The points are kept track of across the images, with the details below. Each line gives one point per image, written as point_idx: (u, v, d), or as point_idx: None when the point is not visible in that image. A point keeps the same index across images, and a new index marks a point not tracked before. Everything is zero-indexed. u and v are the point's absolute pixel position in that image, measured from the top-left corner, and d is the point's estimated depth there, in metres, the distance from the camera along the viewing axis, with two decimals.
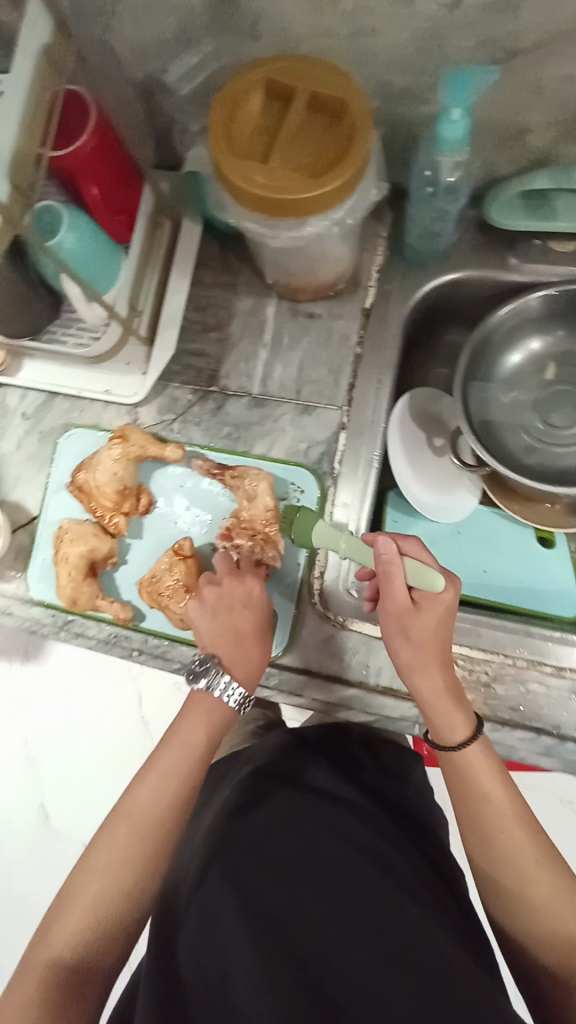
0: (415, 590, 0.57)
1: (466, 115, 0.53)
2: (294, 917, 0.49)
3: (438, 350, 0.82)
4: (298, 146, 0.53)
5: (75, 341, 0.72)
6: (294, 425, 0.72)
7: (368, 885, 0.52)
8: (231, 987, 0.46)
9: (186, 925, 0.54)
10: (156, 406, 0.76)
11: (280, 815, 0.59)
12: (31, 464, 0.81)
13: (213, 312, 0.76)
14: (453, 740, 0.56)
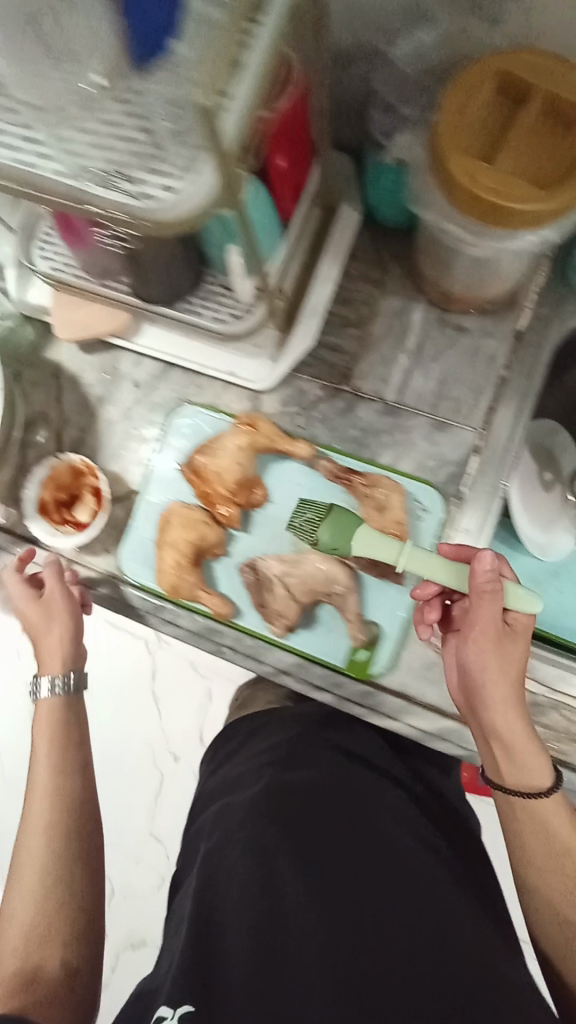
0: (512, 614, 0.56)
1: None
2: (349, 896, 0.54)
3: None
4: (527, 150, 0.49)
5: (212, 316, 0.69)
6: (426, 440, 0.69)
7: (418, 874, 0.57)
8: (279, 940, 0.52)
9: (230, 870, 0.58)
10: (281, 396, 0.73)
11: (325, 786, 0.64)
12: (136, 435, 0.77)
13: (354, 309, 0.72)
14: (533, 787, 0.54)
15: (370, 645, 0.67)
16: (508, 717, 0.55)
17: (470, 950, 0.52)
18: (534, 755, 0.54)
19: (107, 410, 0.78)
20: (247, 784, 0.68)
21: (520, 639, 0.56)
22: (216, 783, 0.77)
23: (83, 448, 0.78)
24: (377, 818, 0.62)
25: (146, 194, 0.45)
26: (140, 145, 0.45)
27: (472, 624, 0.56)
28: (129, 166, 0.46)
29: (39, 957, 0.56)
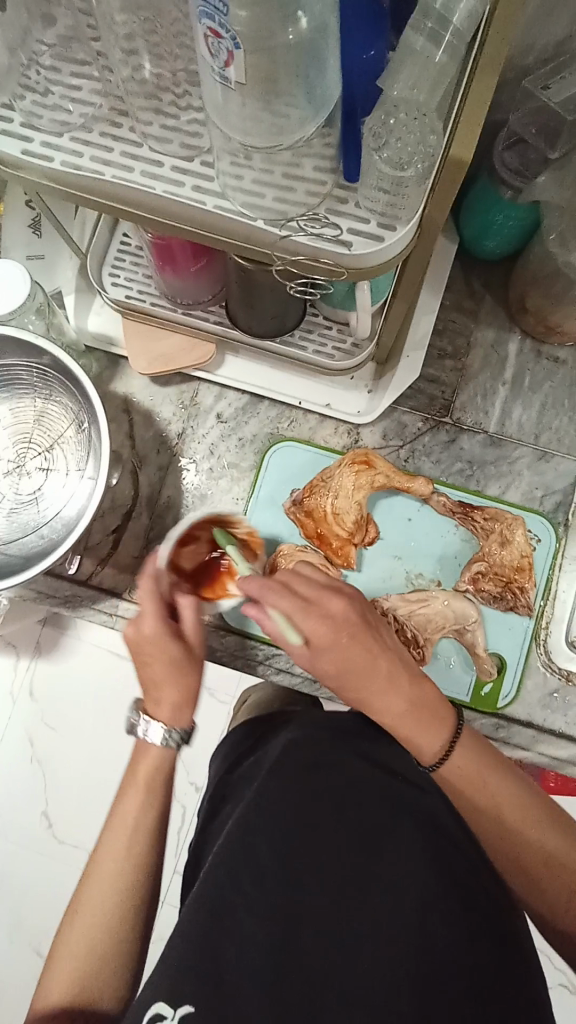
0: (371, 636, 0.46)
1: None
2: (382, 865, 0.43)
3: None
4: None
5: (317, 348, 0.65)
6: (531, 471, 0.70)
7: (428, 884, 0.43)
8: (285, 989, 0.39)
9: (248, 886, 0.42)
10: (382, 428, 0.71)
11: (375, 807, 0.45)
12: (224, 474, 0.72)
13: (451, 339, 0.72)
14: (435, 762, 0.47)
15: (495, 678, 0.67)
16: (398, 711, 0.46)
17: (491, 914, 0.45)
18: (439, 736, 0.47)
19: (189, 446, 0.73)
20: (267, 756, 0.51)
21: (350, 645, 0.45)
22: (231, 749, 0.59)
23: (165, 488, 0.72)
24: (412, 822, 0.46)
25: (341, 235, 0.41)
26: (331, 186, 0.42)
27: (321, 657, 0.45)
28: (315, 207, 0.42)
29: (75, 1013, 0.46)
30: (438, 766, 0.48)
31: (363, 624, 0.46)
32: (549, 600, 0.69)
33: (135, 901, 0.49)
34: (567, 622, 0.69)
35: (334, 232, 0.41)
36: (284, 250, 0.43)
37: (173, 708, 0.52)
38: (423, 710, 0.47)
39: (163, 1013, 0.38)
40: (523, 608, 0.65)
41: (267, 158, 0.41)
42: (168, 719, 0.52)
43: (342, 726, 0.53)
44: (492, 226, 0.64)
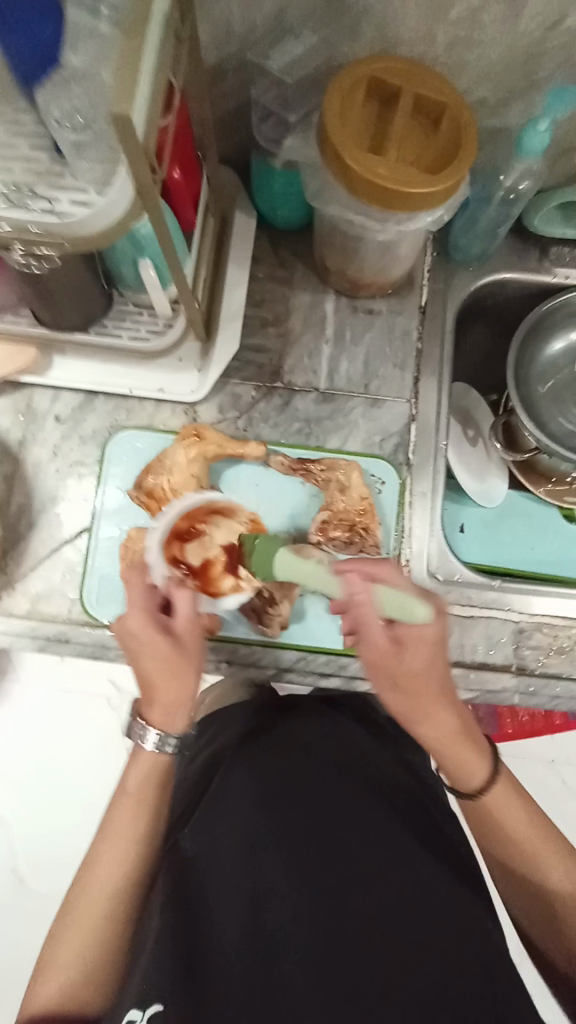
0: (422, 630, 0.52)
1: (549, 128, 0.58)
2: (358, 907, 0.48)
3: (463, 352, 0.88)
4: (410, 140, 0.54)
5: (132, 334, 0.67)
6: (366, 419, 0.73)
7: (388, 849, 0.52)
8: (264, 919, 0.47)
9: (220, 861, 0.52)
10: (218, 402, 0.73)
11: (318, 765, 0.58)
12: (71, 473, 0.72)
13: (270, 308, 0.74)
14: (481, 784, 0.56)
15: None
16: (448, 727, 0.55)
17: (442, 907, 0.49)
18: (479, 761, 0.56)
19: (30, 453, 0.72)
20: (225, 764, 0.62)
21: (438, 656, 0.53)
22: (199, 763, 0.67)
23: (13, 498, 0.72)
24: (357, 796, 0.56)
25: (56, 206, 0.43)
26: (46, 161, 0.43)
27: (408, 656, 0.53)
28: (29, 184, 0.43)
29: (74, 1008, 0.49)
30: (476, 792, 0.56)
31: (433, 609, 0.53)
32: (404, 538, 0.71)
33: (121, 909, 0.52)
34: (425, 555, 0.71)
35: (48, 205, 0.43)
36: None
37: (171, 714, 0.55)
38: (428, 688, 0.54)
39: (133, 1017, 0.42)
40: (372, 547, 0.68)
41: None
42: (176, 727, 0.56)
43: (295, 735, 0.62)
44: (276, 197, 0.68)
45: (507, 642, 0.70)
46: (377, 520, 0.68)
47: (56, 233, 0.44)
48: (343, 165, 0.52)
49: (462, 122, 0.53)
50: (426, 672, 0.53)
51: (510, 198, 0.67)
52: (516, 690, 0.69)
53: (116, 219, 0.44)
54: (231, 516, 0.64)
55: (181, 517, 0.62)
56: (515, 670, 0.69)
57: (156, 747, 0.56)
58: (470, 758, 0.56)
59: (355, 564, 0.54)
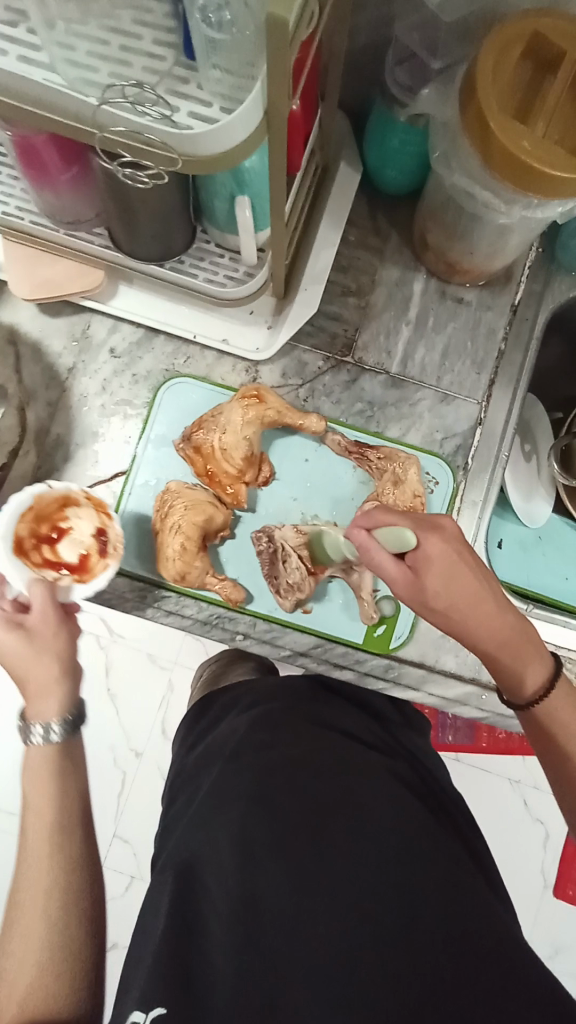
0: (429, 548, 0.48)
1: None
2: (360, 905, 0.40)
3: (539, 363, 0.83)
4: (562, 116, 0.49)
5: (208, 276, 0.63)
6: (432, 413, 0.69)
7: (402, 850, 0.43)
8: (258, 922, 0.41)
9: (208, 853, 0.45)
10: (282, 367, 0.69)
11: (308, 749, 0.50)
12: (117, 412, 0.69)
13: (355, 277, 0.70)
14: (527, 690, 0.50)
15: (388, 620, 0.66)
16: (488, 638, 0.49)
17: (469, 915, 0.41)
18: (527, 663, 0.50)
19: (79, 383, 0.69)
20: (222, 749, 0.54)
21: (454, 562, 0.48)
22: (194, 755, 0.61)
23: (54, 427, 0.69)
24: (362, 788, 0.47)
25: (175, 119, 0.39)
26: (171, 65, 0.40)
27: (427, 573, 0.48)
28: (151, 86, 0.39)
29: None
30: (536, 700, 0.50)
31: (427, 529, 0.49)
32: None
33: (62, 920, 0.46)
34: None
35: (167, 115, 0.39)
36: (104, 125, 0.39)
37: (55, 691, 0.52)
38: (467, 606, 0.49)
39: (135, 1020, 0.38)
40: None
41: (102, 27, 0.40)
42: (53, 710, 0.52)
43: (276, 710, 0.56)
44: (389, 155, 0.62)
45: None
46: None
47: (170, 150, 0.40)
48: (485, 131, 0.47)
49: None
50: (454, 579, 0.48)
51: None
52: None
53: (235, 147, 0.39)
54: (90, 509, 0.61)
55: (24, 521, 0.59)
56: None
57: (42, 740, 0.51)
58: (515, 662, 0.50)
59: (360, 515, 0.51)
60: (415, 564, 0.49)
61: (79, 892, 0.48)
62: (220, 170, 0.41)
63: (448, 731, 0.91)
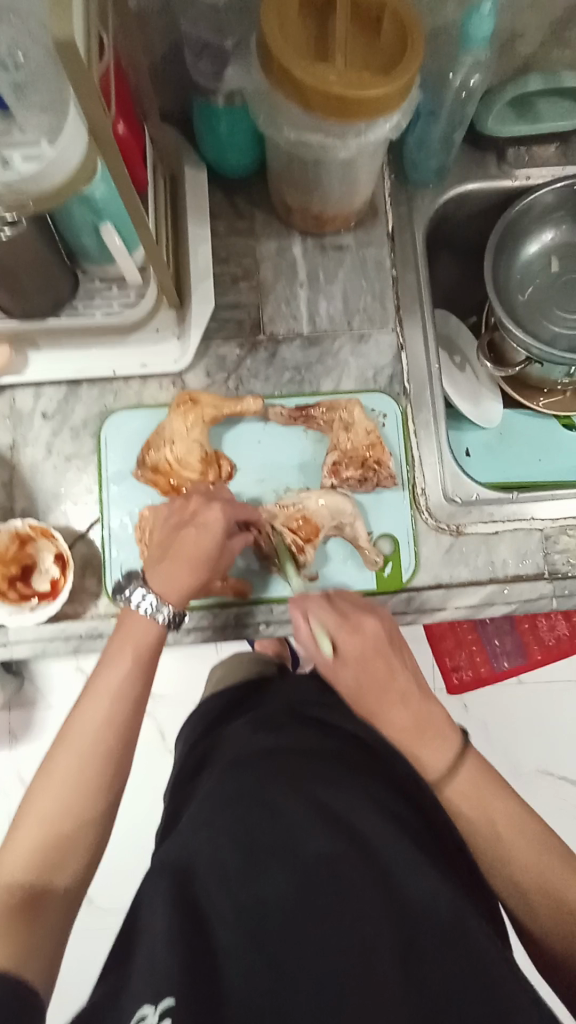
0: (348, 647, 0.56)
1: (494, 8, 0.58)
2: (369, 922, 0.42)
3: (436, 278, 0.87)
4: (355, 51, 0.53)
5: (104, 310, 0.64)
6: (356, 357, 0.72)
7: (401, 853, 0.47)
8: (267, 934, 0.42)
9: (207, 850, 0.47)
10: (204, 368, 0.71)
11: (309, 761, 0.55)
12: (69, 467, 0.70)
13: (238, 262, 0.72)
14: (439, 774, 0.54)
15: (392, 556, 0.68)
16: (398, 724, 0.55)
17: (454, 908, 0.45)
18: (436, 751, 0.54)
19: (24, 455, 0.70)
20: (225, 759, 0.58)
21: (366, 660, 0.55)
22: (198, 758, 0.67)
23: (16, 505, 0.69)
24: (363, 810, 0.50)
25: (8, 166, 0.41)
26: None
27: (343, 670, 0.56)
28: None
29: (71, 828, 0.48)
30: (440, 782, 0.54)
31: (354, 627, 0.57)
32: (415, 467, 0.71)
33: (105, 774, 0.49)
34: (440, 481, 0.71)
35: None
36: None
37: (174, 579, 0.55)
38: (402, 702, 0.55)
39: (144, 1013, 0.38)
40: (387, 479, 0.67)
41: None
42: (175, 596, 0.55)
43: (275, 724, 0.61)
44: (224, 142, 0.66)
45: (537, 550, 0.70)
46: (387, 451, 0.68)
47: (21, 194, 0.43)
48: (294, 85, 0.51)
49: (406, 18, 0.52)
50: (373, 662, 0.56)
51: (462, 97, 0.65)
52: (554, 595, 0.69)
53: (72, 173, 0.42)
54: (44, 542, 0.66)
55: None
56: (549, 576, 0.70)
57: (151, 611, 0.54)
58: (426, 745, 0.55)
59: (237, 504, 0.61)
60: (338, 654, 0.56)
61: (127, 741, 0.51)
62: (64, 201, 0.44)
63: (501, 656, 1.05)
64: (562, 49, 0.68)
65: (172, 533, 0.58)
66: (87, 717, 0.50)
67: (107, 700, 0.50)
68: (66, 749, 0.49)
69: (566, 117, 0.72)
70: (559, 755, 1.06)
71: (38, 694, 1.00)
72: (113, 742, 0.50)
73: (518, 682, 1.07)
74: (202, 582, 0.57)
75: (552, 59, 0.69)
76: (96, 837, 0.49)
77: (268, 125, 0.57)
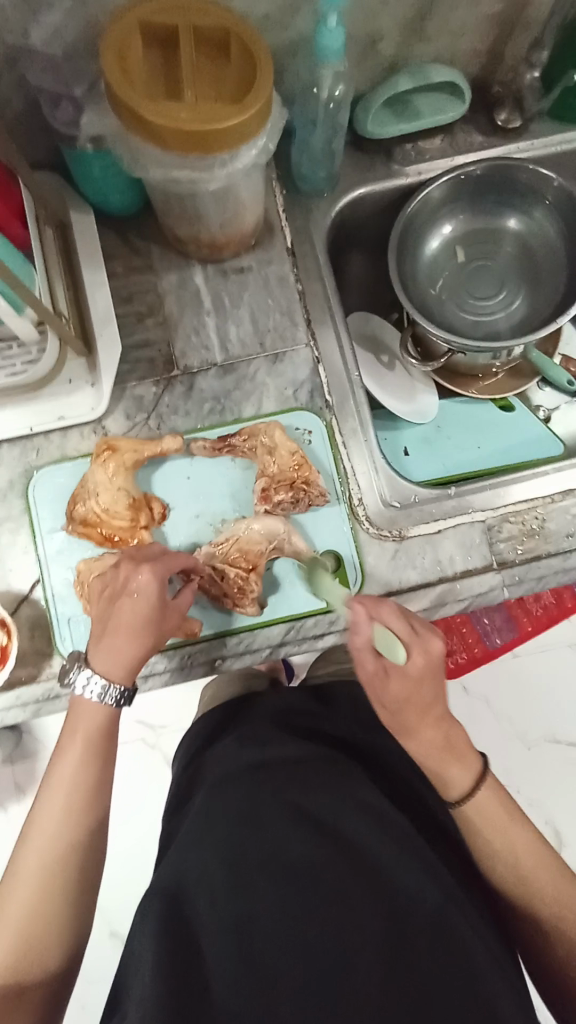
0: (415, 664, 0.54)
1: (340, 20, 0.58)
2: (347, 926, 0.47)
3: (350, 281, 0.87)
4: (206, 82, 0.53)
5: (7, 371, 0.65)
6: (273, 377, 0.71)
7: (379, 854, 0.52)
8: (252, 938, 0.46)
9: (199, 870, 0.51)
10: (123, 411, 0.70)
11: (295, 771, 0.58)
12: (2, 533, 0.69)
13: (142, 300, 0.72)
14: (467, 793, 0.56)
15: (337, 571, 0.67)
16: (432, 745, 0.56)
17: (433, 908, 0.50)
18: (457, 771, 0.56)
19: None
20: (212, 778, 0.61)
21: (427, 678, 0.54)
22: (186, 775, 0.70)
23: None
24: (348, 820, 0.54)
25: None
26: None
27: (387, 684, 0.55)
28: None
29: (44, 928, 0.48)
30: (464, 799, 0.56)
31: (418, 646, 0.54)
32: (348, 478, 0.70)
33: (71, 864, 0.50)
34: (376, 488, 0.70)
35: None
36: None
37: (117, 654, 0.54)
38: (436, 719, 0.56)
39: None
40: (318, 496, 0.67)
41: None
42: (121, 674, 0.54)
43: (260, 734, 0.64)
44: (103, 185, 0.65)
45: (481, 541, 0.70)
46: (315, 468, 0.67)
47: None
48: (143, 124, 0.51)
49: (251, 42, 0.52)
50: (414, 645, 0.54)
51: (331, 109, 0.66)
52: (502, 583, 0.69)
53: None
54: None
55: None
56: (495, 565, 0.70)
57: (98, 697, 0.53)
58: (456, 778, 0.56)
59: (167, 556, 0.59)
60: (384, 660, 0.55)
61: (90, 828, 0.52)
62: None
63: (494, 634, 1.07)
64: (425, 44, 0.68)
65: (109, 600, 0.57)
66: (49, 808, 0.51)
67: (65, 789, 0.52)
68: (29, 849, 0.50)
69: (445, 110, 0.72)
70: (555, 729, 1.06)
71: (36, 746, 1.00)
72: (78, 828, 0.51)
73: (510, 659, 1.07)
74: (148, 648, 0.56)
75: (419, 55, 0.69)
76: (73, 923, 0.50)
77: (134, 167, 0.56)
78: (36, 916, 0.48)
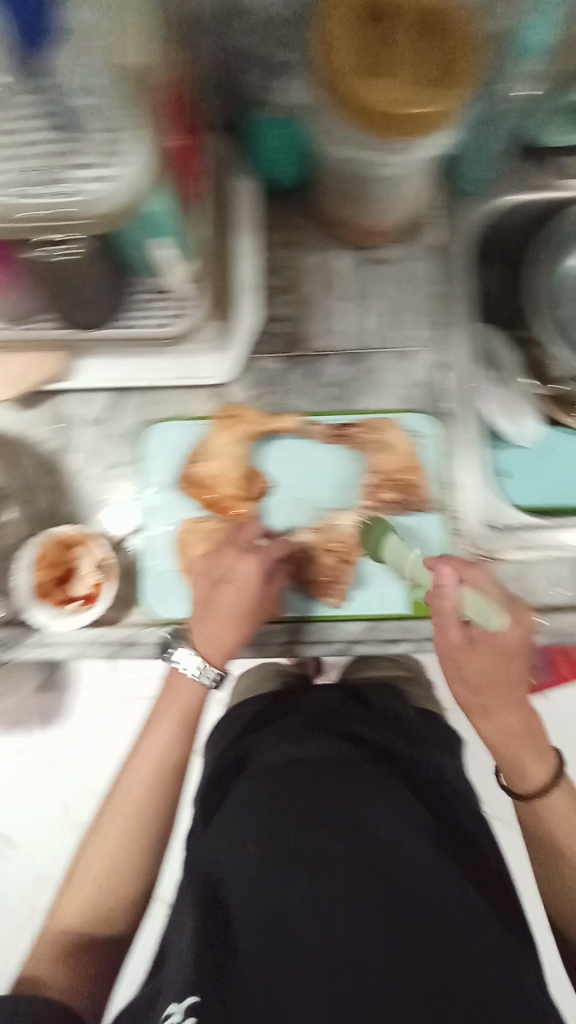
0: (507, 633, 0.57)
1: (557, 17, 0.56)
2: (379, 946, 0.44)
3: None
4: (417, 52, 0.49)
5: (152, 322, 0.64)
6: (398, 373, 0.70)
7: (416, 872, 0.48)
8: (282, 941, 0.45)
9: (235, 861, 0.51)
10: (246, 380, 0.71)
11: (334, 769, 0.55)
12: (112, 475, 0.72)
13: (283, 274, 0.72)
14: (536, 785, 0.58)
15: None
16: (499, 734, 0.58)
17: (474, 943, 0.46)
18: (535, 762, 0.58)
19: (73, 460, 0.73)
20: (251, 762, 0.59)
21: (515, 658, 0.57)
22: (224, 745, 0.68)
23: (64, 509, 0.72)
24: (386, 829, 0.50)
25: (75, 190, 0.44)
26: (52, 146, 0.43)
27: (469, 658, 0.57)
28: (49, 170, 0.43)
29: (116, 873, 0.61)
30: (536, 794, 0.58)
31: (517, 617, 0.57)
32: (451, 490, 0.69)
33: (146, 826, 0.61)
34: (481, 506, 0.68)
35: (68, 190, 0.43)
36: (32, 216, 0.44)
37: (215, 639, 0.60)
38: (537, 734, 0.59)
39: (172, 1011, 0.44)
40: (421, 501, 0.68)
41: None
42: (218, 658, 0.61)
43: (303, 724, 0.61)
44: (274, 155, 0.65)
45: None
46: (424, 473, 0.68)
47: (89, 217, 0.45)
48: (353, 102, 0.49)
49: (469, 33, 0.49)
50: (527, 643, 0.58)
51: (520, 108, 0.63)
52: None
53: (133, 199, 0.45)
54: (87, 545, 0.68)
55: (39, 572, 0.68)
56: None
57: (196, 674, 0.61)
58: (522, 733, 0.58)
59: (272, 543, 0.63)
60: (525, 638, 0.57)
61: (164, 802, 0.62)
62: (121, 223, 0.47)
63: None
64: None
65: (210, 595, 0.61)
66: (133, 779, 0.62)
67: (152, 761, 0.62)
68: (113, 809, 0.61)
69: None
70: None
71: None
72: (156, 797, 0.61)
73: None
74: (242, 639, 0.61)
75: None
76: (140, 874, 0.61)
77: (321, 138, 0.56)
78: (112, 861, 0.61)
